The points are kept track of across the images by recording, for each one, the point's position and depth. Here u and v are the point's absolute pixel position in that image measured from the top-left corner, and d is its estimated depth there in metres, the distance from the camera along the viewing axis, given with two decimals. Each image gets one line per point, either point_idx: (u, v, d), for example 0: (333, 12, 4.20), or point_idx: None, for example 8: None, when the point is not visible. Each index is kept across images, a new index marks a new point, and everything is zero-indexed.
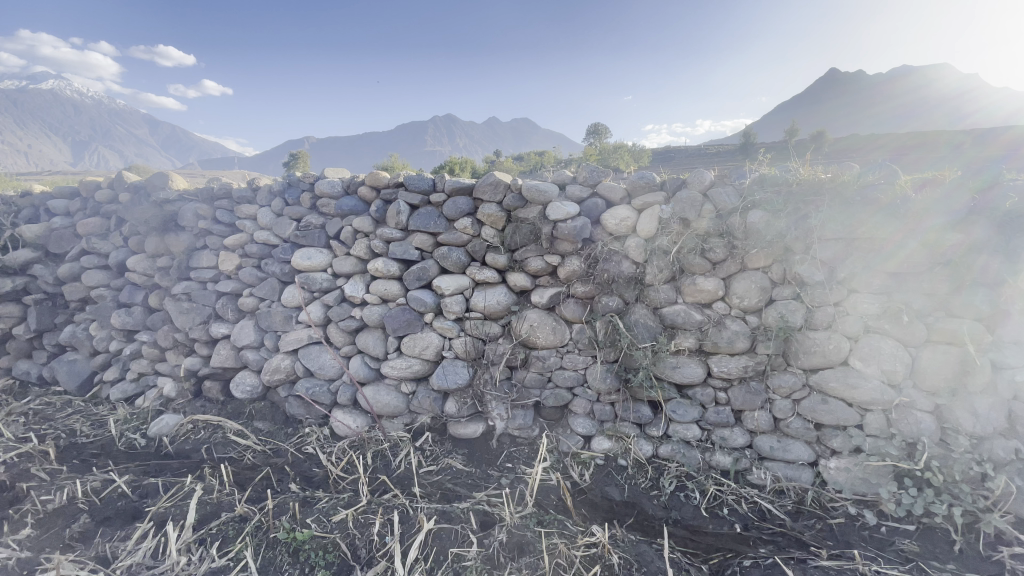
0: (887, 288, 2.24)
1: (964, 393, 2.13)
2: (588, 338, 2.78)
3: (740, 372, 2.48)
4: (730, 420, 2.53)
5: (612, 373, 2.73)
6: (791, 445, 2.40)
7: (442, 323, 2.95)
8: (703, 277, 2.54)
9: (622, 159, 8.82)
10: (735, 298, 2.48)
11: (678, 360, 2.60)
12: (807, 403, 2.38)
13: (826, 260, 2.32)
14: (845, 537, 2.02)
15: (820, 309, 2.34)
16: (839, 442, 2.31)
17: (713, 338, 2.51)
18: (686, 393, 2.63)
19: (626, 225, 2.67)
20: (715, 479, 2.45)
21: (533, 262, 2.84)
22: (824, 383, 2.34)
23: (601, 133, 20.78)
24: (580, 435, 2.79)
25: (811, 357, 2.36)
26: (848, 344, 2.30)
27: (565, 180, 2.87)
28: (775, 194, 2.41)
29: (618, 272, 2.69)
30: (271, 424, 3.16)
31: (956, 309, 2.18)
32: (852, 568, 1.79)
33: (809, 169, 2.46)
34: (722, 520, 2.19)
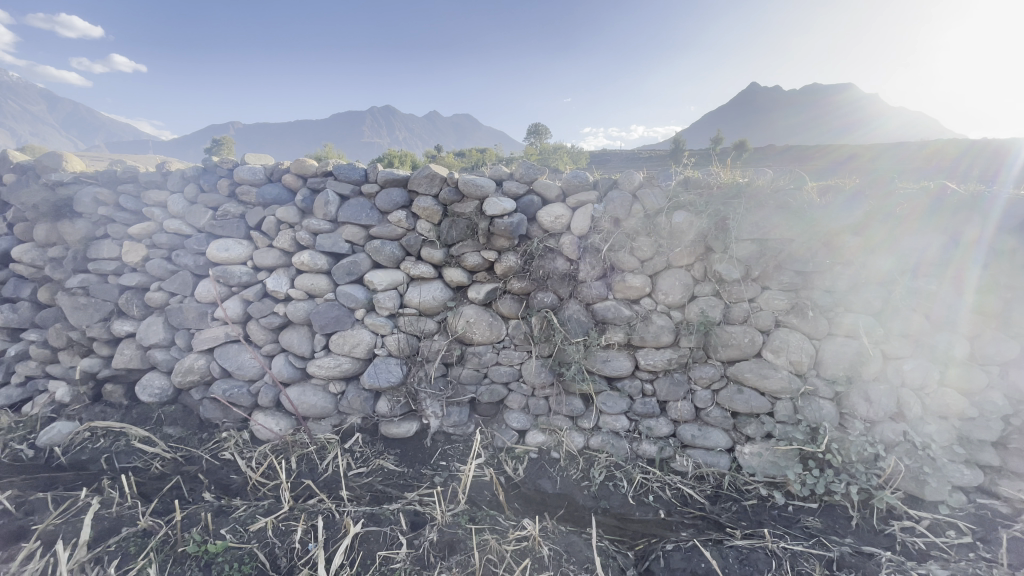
0: (794, 285, 2.42)
1: (859, 381, 2.34)
2: (524, 334, 2.79)
3: (664, 364, 2.60)
4: (655, 411, 2.64)
5: (546, 367, 2.76)
6: (710, 433, 2.54)
7: (374, 320, 2.84)
8: (632, 274, 2.63)
9: (562, 159, 8.94)
10: (661, 295, 2.60)
11: (608, 353, 2.68)
12: (725, 393, 2.53)
13: (742, 259, 2.46)
14: (757, 517, 2.17)
15: (736, 304, 2.49)
16: (752, 429, 2.47)
17: (641, 333, 2.61)
18: (616, 386, 2.71)
19: (561, 223, 2.70)
20: (642, 468, 2.54)
21: (470, 257, 2.81)
22: (739, 374, 2.50)
23: (542, 133, 21.07)
24: (515, 430, 2.82)
25: (728, 349, 2.50)
26: (761, 337, 2.47)
27: (501, 176, 2.85)
28: (697, 196, 2.54)
29: (552, 268, 2.73)
30: (183, 429, 2.92)
31: (853, 304, 2.38)
32: (763, 546, 1.89)
33: (728, 173, 2.61)
34: (647, 507, 2.28)
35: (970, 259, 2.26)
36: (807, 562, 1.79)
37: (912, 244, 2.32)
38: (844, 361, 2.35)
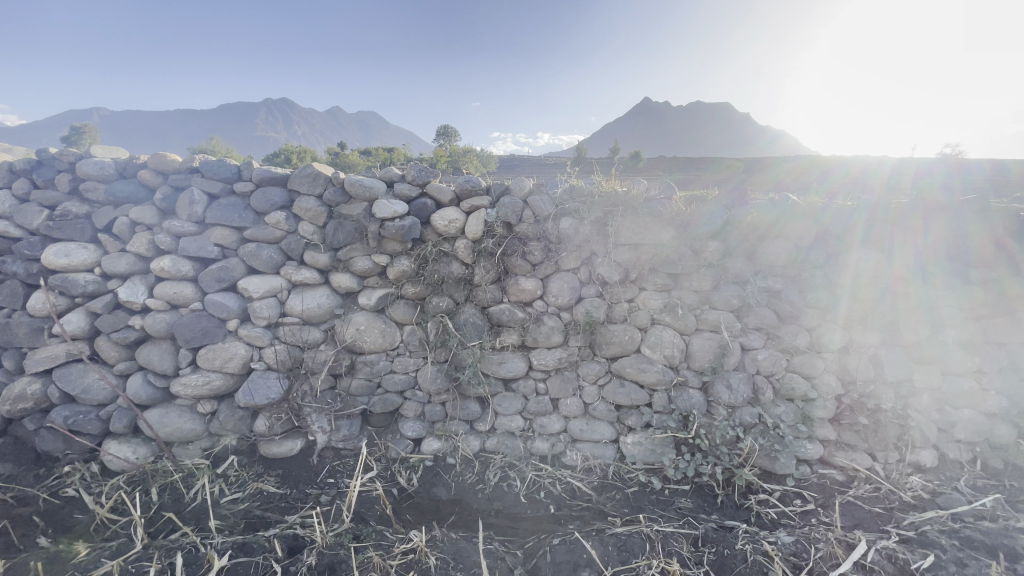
0: (667, 286, 2.63)
1: (722, 371, 2.58)
2: (419, 340, 2.73)
3: (556, 363, 2.68)
4: (548, 408, 2.72)
5: (441, 373, 2.72)
6: (597, 426, 2.68)
7: (251, 331, 2.62)
8: (524, 277, 2.68)
9: (471, 163, 8.91)
10: (551, 297, 2.67)
11: (502, 355, 2.71)
12: (610, 387, 2.68)
13: (621, 262, 2.63)
14: (638, 503, 2.32)
15: (618, 305, 2.65)
16: (634, 420, 2.65)
17: (533, 334, 2.67)
18: (511, 387, 2.75)
19: (455, 227, 2.67)
20: (535, 466, 2.60)
21: (359, 262, 2.69)
22: (622, 369, 2.66)
23: (451, 135, 21.01)
24: (410, 439, 2.74)
25: (611, 347, 2.65)
26: (639, 334, 2.65)
27: (392, 177, 2.77)
28: (581, 204, 2.67)
29: (447, 272, 2.69)
30: (12, 466, 2.48)
31: (717, 302, 2.62)
32: (640, 531, 2.01)
33: (609, 183, 2.77)
34: (539, 504, 2.34)
35: (807, 260, 2.60)
36: (676, 541, 1.95)
37: (761, 249, 2.61)
38: (709, 353, 2.60)
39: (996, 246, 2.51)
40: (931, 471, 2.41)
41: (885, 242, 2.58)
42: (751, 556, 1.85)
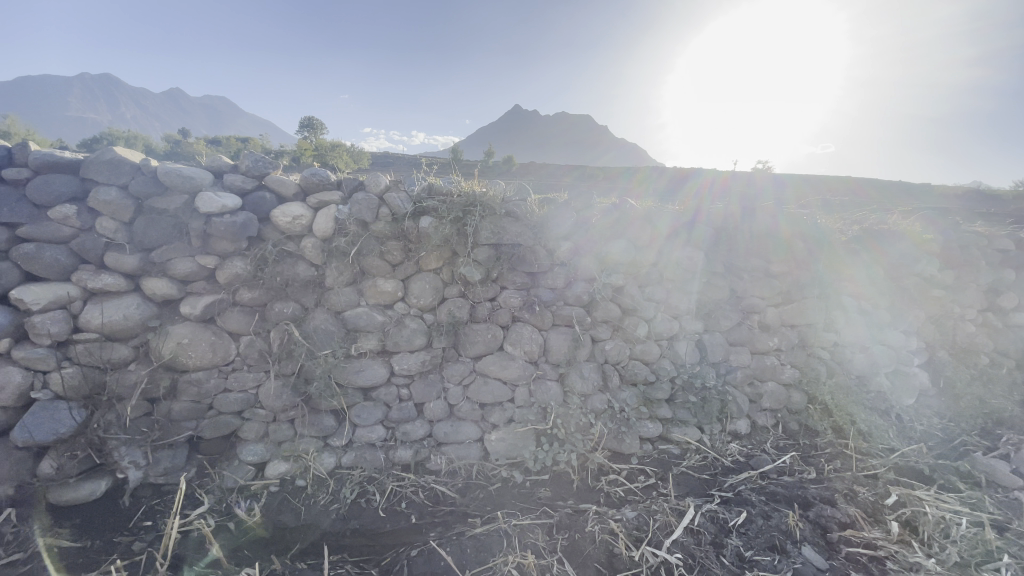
0: (526, 284, 2.68)
1: (576, 362, 2.71)
2: (259, 351, 2.44)
3: (418, 367, 2.57)
4: (411, 415, 2.58)
5: (288, 387, 2.45)
6: (461, 427, 2.63)
7: (28, 353, 2.11)
8: (383, 278, 2.53)
9: (342, 157, 8.24)
10: (413, 298, 2.56)
11: (360, 363, 2.51)
12: (474, 386, 2.65)
13: (482, 261, 2.60)
14: (500, 499, 2.31)
15: (480, 304, 2.64)
16: (497, 416, 2.66)
17: (394, 338, 2.53)
18: (370, 396, 2.56)
19: (300, 224, 2.44)
20: (396, 477, 2.46)
21: (180, 265, 2.32)
22: (485, 367, 2.66)
23: (318, 127, 19.60)
24: (251, 464, 2.44)
25: (475, 346, 2.63)
26: (501, 332, 2.67)
27: (221, 167, 2.49)
28: (440, 202, 2.57)
29: (292, 274, 2.44)
30: None
31: (571, 298, 2.74)
32: (498, 528, 2.02)
33: (468, 182, 2.73)
34: (399, 515, 2.21)
35: (645, 257, 2.85)
36: (532, 533, 1.99)
37: (607, 248, 2.79)
38: (565, 347, 2.70)
39: (783, 243, 3.00)
40: (747, 438, 2.78)
41: (704, 241, 2.94)
42: (599, 537, 1.96)
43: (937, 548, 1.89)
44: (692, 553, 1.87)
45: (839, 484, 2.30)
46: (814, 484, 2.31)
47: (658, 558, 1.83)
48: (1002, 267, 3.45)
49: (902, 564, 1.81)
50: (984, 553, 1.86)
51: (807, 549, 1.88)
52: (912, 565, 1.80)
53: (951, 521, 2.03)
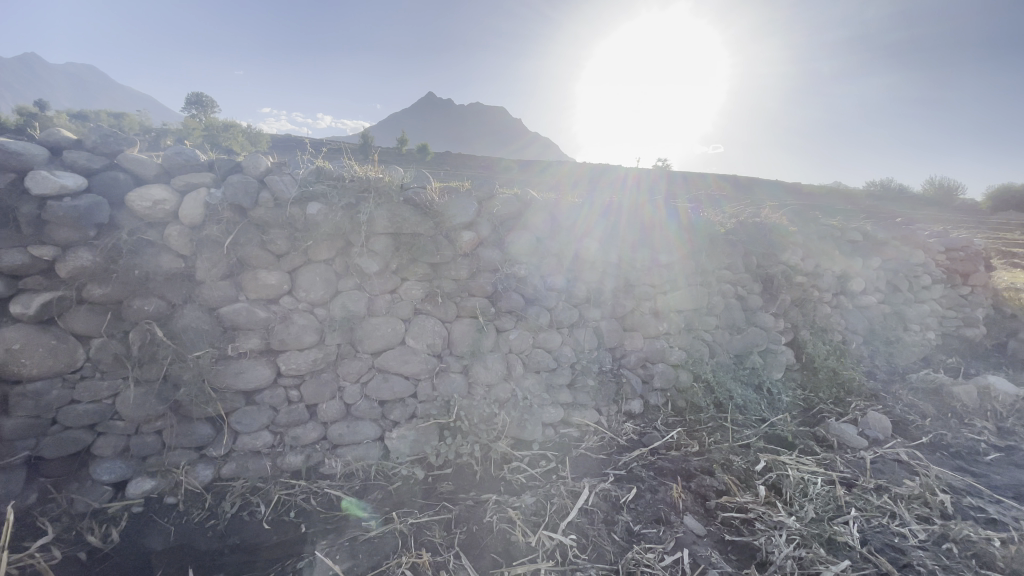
0: (427, 276, 2.55)
1: (480, 353, 2.64)
2: (114, 355, 2.12)
3: (309, 366, 2.36)
4: (302, 417, 2.37)
5: (152, 395, 2.16)
6: (359, 427, 2.42)
7: None
8: (265, 270, 2.31)
9: (236, 139, 7.43)
10: (301, 292, 2.36)
11: (241, 364, 2.27)
12: (372, 384, 2.46)
13: (378, 251, 2.45)
14: (400, 497, 2.21)
15: (378, 298, 2.49)
16: (398, 413, 2.48)
17: (280, 336, 2.31)
18: (254, 399, 2.32)
19: (162, 210, 2.17)
20: (284, 484, 2.26)
21: (5, 257, 1.92)
22: (384, 363, 2.48)
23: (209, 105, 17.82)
24: (108, 483, 2.13)
25: (373, 341, 2.46)
26: (403, 326, 2.53)
27: (62, 143, 2.14)
28: (330, 187, 2.43)
29: (154, 267, 2.14)
30: None
31: (474, 289, 2.64)
32: (392, 529, 1.96)
33: (363, 168, 2.59)
34: (286, 526, 2.05)
35: (544, 249, 2.89)
36: (429, 530, 1.95)
37: (508, 240, 2.79)
38: (468, 338, 2.63)
39: (664, 234, 3.26)
40: (640, 417, 2.92)
41: (599, 233, 3.07)
42: (496, 526, 1.97)
43: (796, 506, 2.12)
44: (585, 533, 1.93)
45: (718, 454, 2.51)
46: (697, 457, 2.50)
47: (554, 541, 1.87)
48: (851, 256, 3.97)
49: (767, 524, 2.00)
50: (834, 508, 2.11)
51: (688, 518, 2.02)
52: (776, 524, 2.00)
53: (808, 481, 2.29)
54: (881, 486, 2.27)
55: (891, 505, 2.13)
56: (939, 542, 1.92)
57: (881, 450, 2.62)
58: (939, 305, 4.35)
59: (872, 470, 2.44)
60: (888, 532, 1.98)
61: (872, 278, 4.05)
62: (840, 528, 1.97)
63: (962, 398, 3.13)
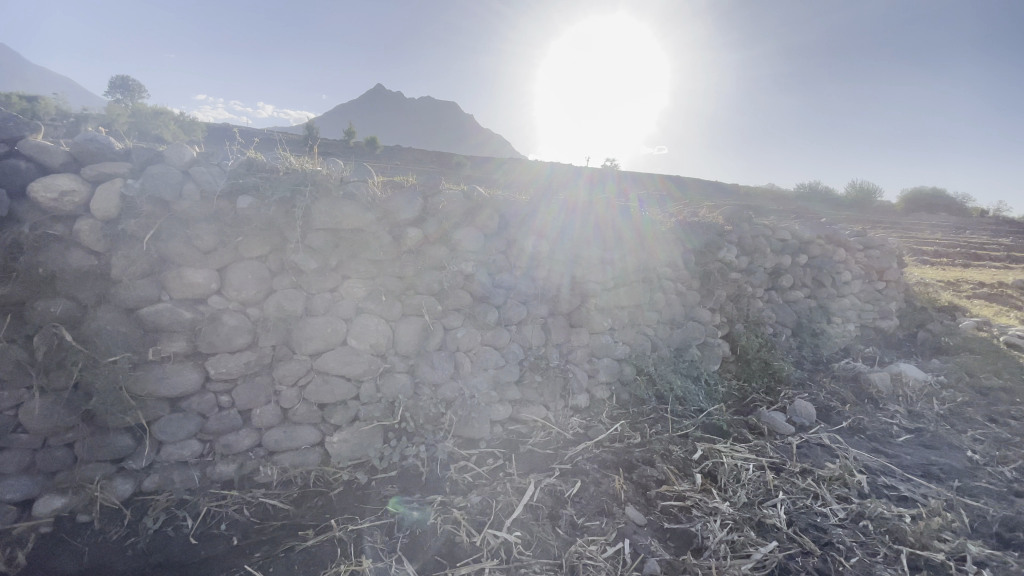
0: (369, 273, 2.48)
1: (426, 352, 2.57)
2: (16, 362, 1.91)
3: (241, 369, 2.23)
4: (235, 424, 2.23)
5: (61, 404, 1.96)
6: (297, 432, 2.30)
7: None
8: (192, 268, 2.16)
9: (167, 126, 6.92)
10: (231, 291, 2.22)
11: (164, 368, 2.11)
12: (311, 387, 2.34)
13: (316, 248, 2.35)
14: (341, 503, 2.13)
15: (316, 296, 2.38)
16: (339, 417, 2.35)
17: (208, 338, 2.17)
18: (179, 406, 2.17)
19: (71, 202, 1.99)
20: (215, 495, 2.12)
21: None
22: (324, 364, 2.36)
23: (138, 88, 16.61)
24: (12, 502, 1.92)
25: (311, 342, 2.33)
26: (344, 325, 2.42)
27: None
28: (261, 179, 2.33)
29: (61, 265, 1.95)
30: None
31: (419, 286, 2.59)
32: (331, 537, 1.90)
33: (299, 160, 2.53)
34: (216, 539, 1.94)
35: (490, 247, 2.85)
36: (370, 536, 1.90)
37: (456, 236, 2.73)
38: (414, 337, 2.55)
39: (606, 231, 3.35)
40: (586, 411, 2.93)
41: (545, 230, 3.09)
42: (440, 528, 1.94)
43: (730, 491, 2.23)
44: (530, 529, 1.94)
45: (658, 444, 2.59)
46: (639, 447, 2.57)
47: (499, 539, 1.88)
48: (780, 253, 4.22)
49: (703, 510, 2.09)
50: (764, 492, 2.23)
51: (630, 508, 2.08)
52: (712, 510, 2.09)
53: (741, 467, 2.41)
54: (806, 469, 2.43)
55: (815, 487, 2.27)
56: (857, 520, 2.07)
57: (807, 435, 2.80)
58: (858, 299, 4.70)
59: (798, 454, 2.61)
60: (811, 512, 2.11)
61: (799, 274, 4.33)
62: (769, 511, 2.09)
63: (877, 384, 3.39)
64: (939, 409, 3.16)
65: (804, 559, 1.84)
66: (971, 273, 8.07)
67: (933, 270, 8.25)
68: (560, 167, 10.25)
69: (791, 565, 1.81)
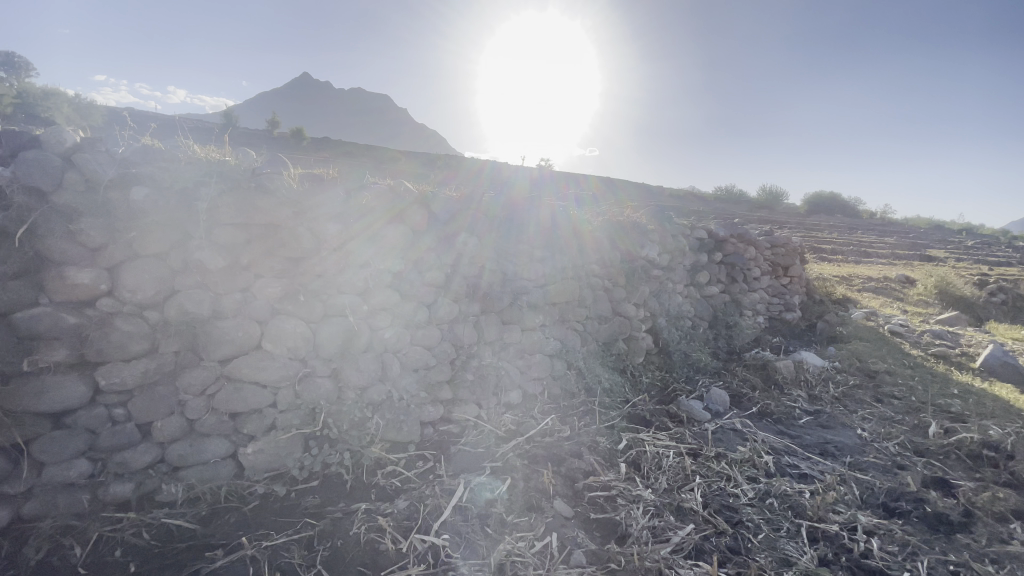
0: (285, 271, 2.34)
1: (350, 354, 2.46)
2: None
3: (139, 379, 2.02)
4: (132, 439, 2.02)
5: None
6: (205, 445, 2.12)
7: None
8: (76, 267, 1.92)
9: (59, 108, 6.21)
10: (125, 292, 2.00)
11: (43, 381, 1.86)
12: (221, 395, 2.16)
13: (225, 245, 2.19)
14: (256, 519, 2.00)
15: (226, 297, 2.20)
16: (253, 426, 2.20)
17: (97, 345, 1.94)
18: (64, 423, 1.92)
19: None
20: (108, 519, 1.91)
21: None
22: (236, 371, 2.19)
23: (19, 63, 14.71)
24: None
25: (221, 347, 2.16)
26: (258, 328, 2.25)
27: None
28: (159, 169, 2.17)
29: None
30: None
31: (342, 285, 2.48)
32: (243, 557, 1.77)
33: (204, 149, 2.38)
34: (109, 569, 1.74)
35: (419, 243, 2.78)
36: (287, 551, 1.80)
37: (381, 230, 2.64)
38: (337, 339, 2.42)
39: (536, 228, 3.39)
40: (518, 407, 2.93)
41: (475, 227, 3.07)
42: (364, 537, 1.88)
43: (652, 479, 2.33)
44: (458, 531, 1.93)
45: (586, 437, 2.66)
46: (567, 441, 2.62)
47: (426, 544, 1.84)
48: (698, 251, 4.49)
49: (628, 498, 2.17)
50: (682, 477, 2.36)
51: (558, 502, 2.11)
52: (635, 498, 2.18)
53: (662, 454, 2.53)
54: (720, 453, 2.59)
55: (727, 469, 2.43)
56: (764, 498, 2.24)
57: (721, 421, 2.99)
58: (767, 293, 5.09)
59: (714, 439, 2.78)
60: (724, 493, 2.26)
61: (714, 270, 4.63)
62: (687, 495, 2.21)
63: (782, 370, 3.68)
64: (834, 392, 3.49)
65: (717, 538, 1.96)
66: (862, 269, 9.00)
67: (831, 266, 9.13)
68: (495, 165, 10.21)
69: (706, 546, 1.92)
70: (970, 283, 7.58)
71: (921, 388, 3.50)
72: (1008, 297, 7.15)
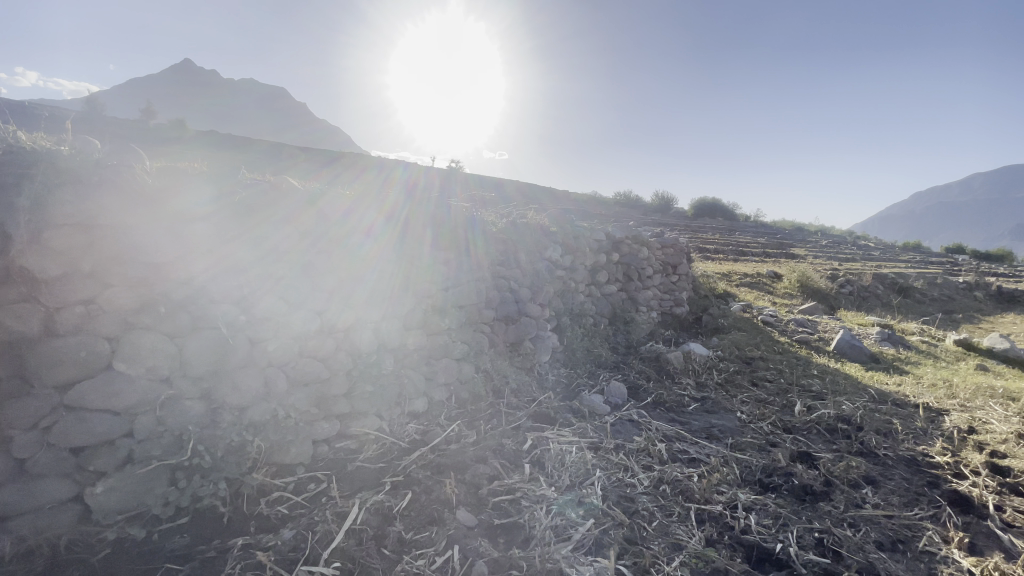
0: (141, 279, 2.03)
1: (226, 371, 2.18)
2: None
3: None
4: None
5: None
6: (39, 489, 1.78)
7: None
8: None
9: None
10: None
11: None
12: (58, 428, 1.81)
13: (60, 249, 1.86)
14: (107, 571, 1.71)
15: (63, 310, 1.86)
16: (102, 461, 1.87)
17: None
18: None
19: None
20: None
21: None
22: (78, 398, 1.85)
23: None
24: None
25: (57, 371, 1.82)
26: (108, 347, 1.93)
27: None
28: None
29: None
30: None
31: (215, 294, 2.22)
32: None
33: (31, 138, 2.08)
34: None
35: (306, 248, 2.58)
36: None
37: (260, 232, 2.43)
38: (209, 355, 2.14)
39: (437, 230, 3.32)
40: (423, 415, 2.80)
41: (370, 229, 2.93)
42: None
43: (555, 477, 2.36)
44: (352, 556, 1.80)
45: (492, 440, 2.63)
46: (473, 446, 2.57)
47: None
48: (597, 251, 4.68)
49: (531, 500, 2.17)
50: (584, 473, 2.42)
51: (461, 511, 2.05)
52: (539, 498, 2.19)
53: (566, 451, 2.58)
54: (619, 444, 2.70)
55: (626, 460, 2.54)
56: (658, 485, 2.36)
57: (620, 413, 3.13)
58: (660, 289, 5.44)
59: (613, 431, 2.89)
60: (623, 484, 2.35)
61: (612, 269, 4.85)
62: (589, 490, 2.26)
63: (674, 362, 3.95)
64: (718, 378, 3.80)
65: (615, 530, 2.03)
66: (739, 266, 10.01)
67: (714, 264, 10.04)
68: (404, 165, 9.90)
69: (605, 539, 1.98)
70: (824, 277, 8.74)
71: (788, 371, 3.94)
72: (852, 289, 8.35)
